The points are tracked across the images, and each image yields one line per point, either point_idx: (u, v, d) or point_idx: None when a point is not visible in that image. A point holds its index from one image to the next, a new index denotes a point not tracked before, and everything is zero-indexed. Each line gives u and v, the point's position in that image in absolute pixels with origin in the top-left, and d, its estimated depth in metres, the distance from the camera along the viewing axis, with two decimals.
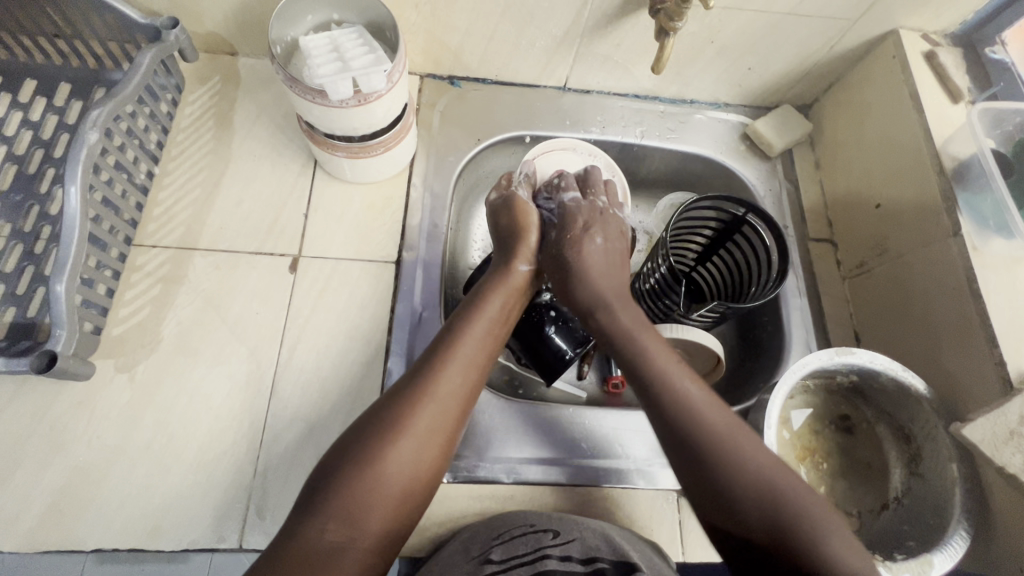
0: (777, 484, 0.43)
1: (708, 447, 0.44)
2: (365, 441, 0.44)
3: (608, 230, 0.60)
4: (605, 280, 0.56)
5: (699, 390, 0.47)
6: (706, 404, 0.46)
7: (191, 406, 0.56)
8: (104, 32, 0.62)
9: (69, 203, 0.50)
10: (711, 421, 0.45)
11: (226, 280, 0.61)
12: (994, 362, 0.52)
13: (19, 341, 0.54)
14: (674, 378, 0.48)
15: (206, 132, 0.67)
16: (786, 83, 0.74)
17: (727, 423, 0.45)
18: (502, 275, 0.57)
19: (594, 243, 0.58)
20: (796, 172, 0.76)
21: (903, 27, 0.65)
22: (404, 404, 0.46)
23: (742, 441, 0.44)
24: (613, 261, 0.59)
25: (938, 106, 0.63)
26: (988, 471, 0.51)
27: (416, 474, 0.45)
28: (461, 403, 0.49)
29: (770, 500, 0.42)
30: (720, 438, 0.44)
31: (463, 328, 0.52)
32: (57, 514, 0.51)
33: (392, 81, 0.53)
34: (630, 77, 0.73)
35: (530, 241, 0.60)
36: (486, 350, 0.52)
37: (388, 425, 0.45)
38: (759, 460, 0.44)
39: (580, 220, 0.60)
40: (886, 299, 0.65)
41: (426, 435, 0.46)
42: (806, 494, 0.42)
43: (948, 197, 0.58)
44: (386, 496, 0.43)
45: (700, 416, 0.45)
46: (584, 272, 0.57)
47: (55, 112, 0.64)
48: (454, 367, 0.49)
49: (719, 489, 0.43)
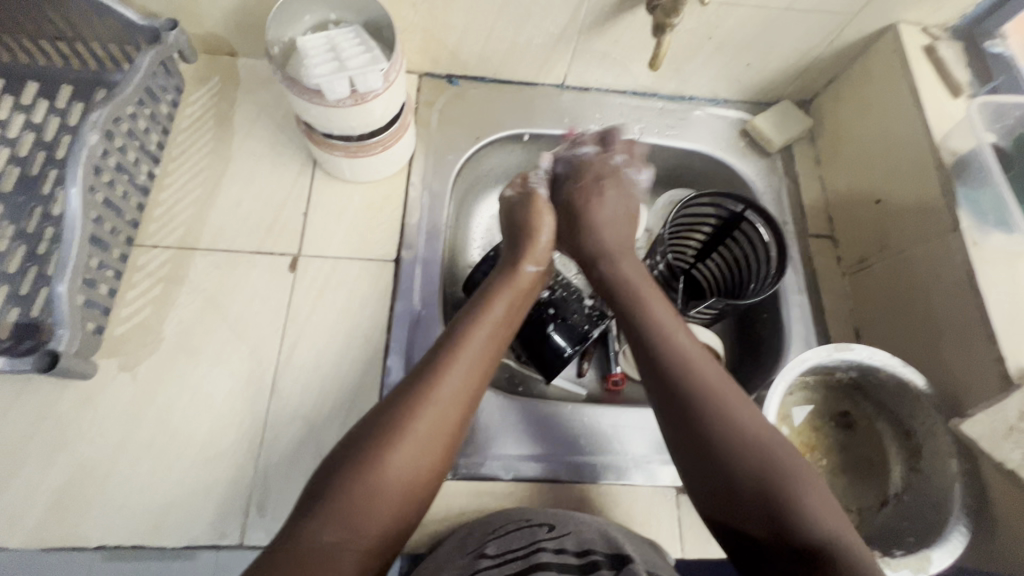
0: (765, 442, 0.44)
1: (697, 399, 0.46)
2: (365, 444, 0.44)
3: (620, 185, 0.65)
4: (611, 234, 0.61)
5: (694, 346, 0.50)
6: (698, 359, 0.48)
7: (193, 404, 0.56)
8: (105, 34, 0.63)
9: (70, 204, 0.50)
10: (701, 375, 0.47)
11: (227, 280, 0.61)
12: (993, 358, 0.52)
13: (22, 341, 0.55)
14: (668, 334, 0.50)
15: (206, 133, 0.68)
16: (786, 78, 0.74)
17: (717, 381, 0.47)
18: (507, 277, 0.58)
19: (605, 196, 0.63)
20: (796, 168, 0.76)
21: (903, 22, 0.65)
22: (405, 406, 0.46)
23: (731, 398, 0.46)
24: (622, 216, 0.63)
25: (938, 101, 0.62)
26: (987, 467, 0.51)
27: (416, 475, 0.45)
28: (462, 405, 0.49)
29: (756, 459, 0.43)
30: (710, 390, 0.46)
31: (465, 331, 0.52)
32: (62, 511, 0.52)
33: (389, 80, 0.53)
34: (628, 73, 0.73)
35: (540, 241, 0.61)
36: (489, 353, 0.52)
37: (389, 426, 0.45)
38: (748, 416, 0.45)
39: (591, 173, 0.65)
40: (886, 295, 0.64)
41: (424, 437, 0.46)
42: (792, 456, 0.43)
43: (947, 191, 0.58)
44: (386, 496, 0.43)
45: (691, 369, 0.48)
46: (596, 220, 0.62)
47: (56, 113, 0.65)
48: (456, 369, 0.49)
49: (705, 444, 0.44)
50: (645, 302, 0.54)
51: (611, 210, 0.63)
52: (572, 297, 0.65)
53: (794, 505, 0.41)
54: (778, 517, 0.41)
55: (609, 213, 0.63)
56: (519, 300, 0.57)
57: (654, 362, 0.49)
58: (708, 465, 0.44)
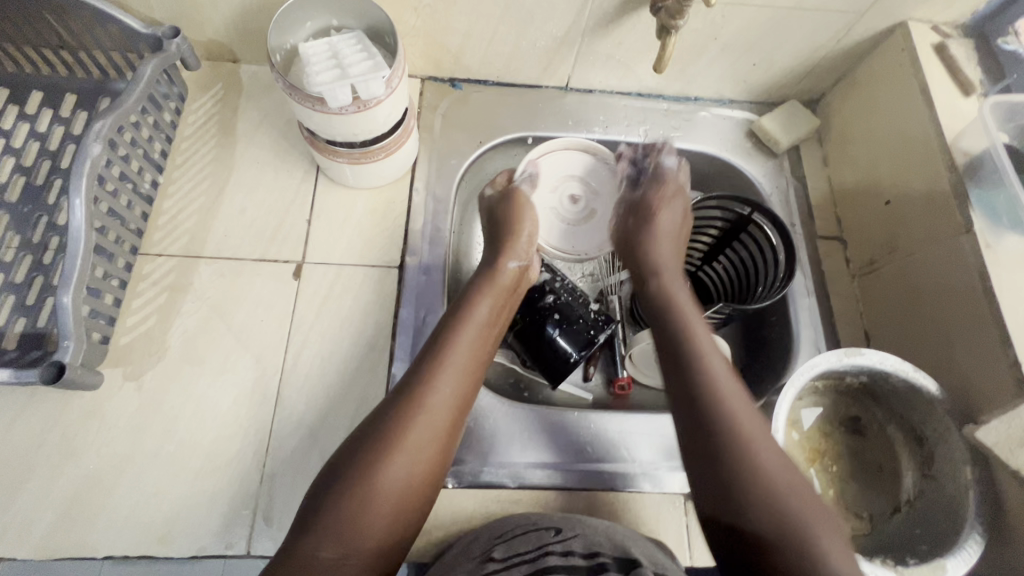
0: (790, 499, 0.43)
1: (729, 444, 0.45)
2: (359, 456, 0.45)
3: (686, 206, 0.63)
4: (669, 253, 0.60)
5: (734, 389, 0.48)
6: (733, 403, 0.47)
7: (198, 413, 0.56)
8: (108, 43, 0.63)
9: (74, 215, 0.50)
10: (734, 423, 0.46)
11: (231, 287, 0.61)
12: (1008, 363, 0.51)
13: (29, 351, 0.55)
14: (710, 372, 0.49)
15: (210, 140, 0.68)
16: (793, 78, 0.73)
17: (752, 433, 0.46)
18: (492, 280, 0.58)
19: (665, 215, 0.62)
20: (804, 168, 0.75)
21: (912, 19, 0.64)
22: (396, 416, 0.47)
23: (762, 451, 0.45)
24: (677, 239, 0.62)
25: (949, 100, 0.61)
26: (1002, 475, 0.50)
27: (410, 485, 0.45)
28: (455, 410, 0.49)
29: (776, 511, 0.42)
30: (743, 438, 0.45)
31: (452, 336, 0.52)
32: (69, 521, 0.52)
33: (391, 87, 0.53)
34: (633, 75, 0.72)
35: (519, 239, 0.61)
36: (478, 356, 0.53)
37: (381, 437, 0.45)
38: (776, 469, 0.44)
39: (669, 186, 0.64)
40: (896, 297, 0.63)
41: (418, 448, 0.46)
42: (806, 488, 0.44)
43: (959, 193, 0.57)
44: (379, 508, 0.43)
45: (728, 413, 0.46)
46: (660, 233, 0.61)
47: (61, 122, 0.65)
48: (446, 376, 0.50)
49: (731, 488, 0.44)
50: (692, 337, 0.51)
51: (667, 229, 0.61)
52: (578, 302, 0.64)
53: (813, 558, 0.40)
54: (792, 568, 0.40)
55: (665, 231, 0.61)
56: (505, 305, 0.57)
57: (691, 400, 0.48)
58: (729, 509, 0.44)
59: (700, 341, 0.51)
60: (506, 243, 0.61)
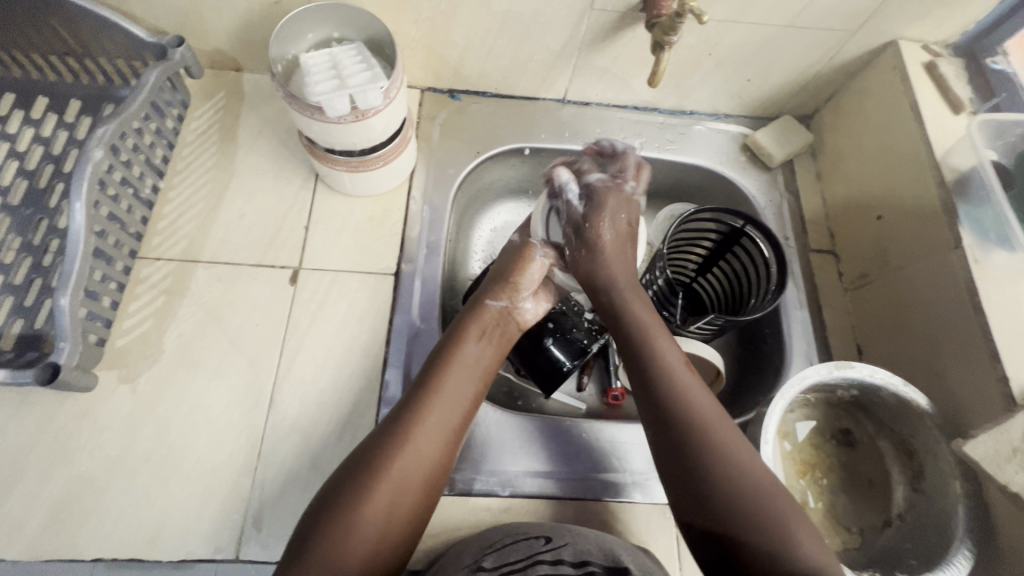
0: (767, 495, 0.44)
1: (705, 455, 0.45)
2: (344, 491, 0.45)
3: (629, 217, 0.60)
4: (621, 263, 0.58)
5: (705, 399, 0.49)
6: (701, 404, 0.48)
7: (192, 416, 0.57)
8: (113, 50, 0.64)
9: (73, 218, 0.51)
10: (698, 417, 0.47)
11: (228, 292, 0.62)
12: (996, 378, 0.52)
13: (25, 352, 0.56)
14: (680, 384, 0.49)
15: (211, 146, 0.69)
16: (787, 93, 0.74)
17: (714, 423, 0.47)
18: (475, 312, 0.58)
19: (609, 219, 0.59)
20: (797, 183, 0.76)
21: (902, 38, 0.65)
22: (384, 450, 0.47)
23: (736, 451, 0.46)
24: (624, 235, 0.59)
25: (939, 118, 0.62)
26: (991, 490, 0.50)
27: (396, 517, 0.46)
28: (446, 440, 0.50)
29: (758, 507, 0.43)
30: (719, 443, 0.46)
31: (439, 373, 0.53)
32: (60, 523, 0.52)
33: (389, 97, 0.53)
34: (628, 89, 0.73)
35: (521, 288, 0.60)
36: (468, 394, 0.53)
37: (366, 475, 0.46)
38: (750, 471, 0.45)
39: (604, 202, 0.59)
40: (887, 311, 0.64)
41: (405, 476, 0.47)
42: (757, 472, 0.45)
43: (948, 209, 0.58)
44: (364, 539, 0.44)
45: (698, 419, 0.47)
46: (604, 252, 0.58)
47: (65, 128, 0.66)
48: (435, 414, 0.50)
49: (706, 489, 0.45)
50: (651, 337, 0.52)
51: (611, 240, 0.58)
52: (573, 312, 0.65)
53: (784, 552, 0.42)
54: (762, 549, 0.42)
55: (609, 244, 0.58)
56: (500, 333, 0.59)
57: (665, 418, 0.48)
58: (698, 491, 0.45)
59: (664, 351, 0.51)
60: (505, 284, 0.60)
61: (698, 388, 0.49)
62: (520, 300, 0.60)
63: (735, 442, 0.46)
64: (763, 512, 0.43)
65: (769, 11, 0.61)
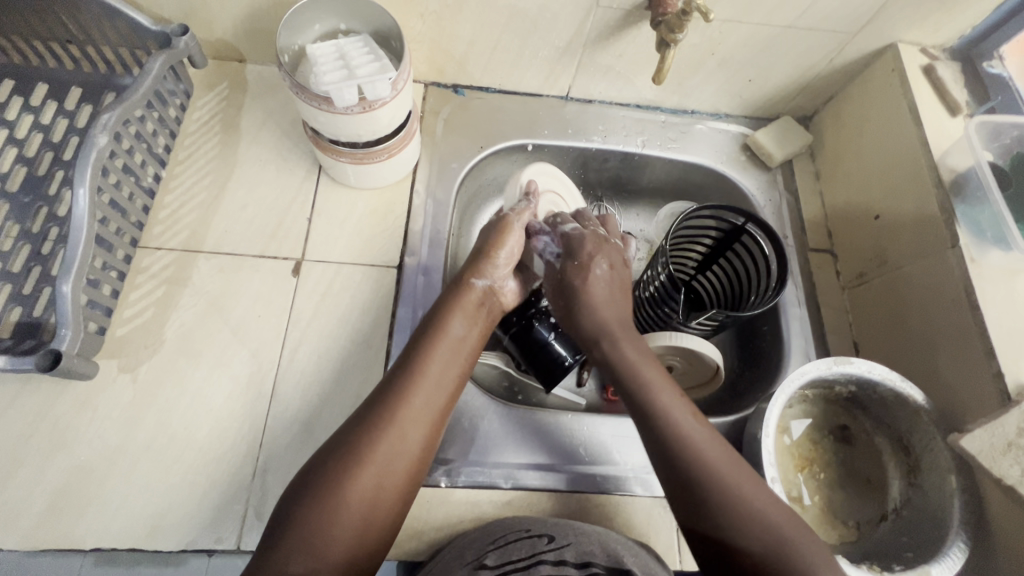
0: (786, 534, 0.41)
1: (730, 520, 0.42)
2: (325, 472, 0.44)
3: (611, 260, 0.57)
4: (608, 307, 0.54)
5: (712, 441, 0.46)
6: (709, 449, 0.45)
7: (193, 406, 0.56)
8: (116, 38, 0.63)
9: (77, 204, 0.51)
10: (713, 471, 0.44)
11: (230, 282, 0.62)
12: (992, 373, 0.53)
13: (24, 340, 0.55)
14: (683, 429, 0.46)
15: (214, 137, 0.68)
16: (788, 94, 0.75)
17: (724, 465, 0.44)
18: (456, 291, 0.57)
19: (598, 270, 0.56)
20: (796, 183, 0.77)
21: (901, 42, 0.66)
22: (369, 429, 0.47)
23: (752, 498, 0.43)
24: (615, 288, 0.56)
25: (937, 119, 0.63)
26: (986, 484, 0.51)
27: (381, 498, 0.46)
28: (430, 425, 0.49)
29: (779, 551, 0.41)
30: (735, 495, 0.43)
31: (424, 352, 0.52)
32: (58, 512, 0.51)
33: (397, 89, 0.54)
34: (631, 87, 0.74)
35: (497, 261, 0.58)
36: (449, 376, 0.52)
37: (350, 457, 0.45)
38: (767, 510, 0.42)
39: (585, 247, 0.57)
40: (885, 308, 0.65)
41: (389, 460, 0.46)
42: (777, 513, 0.42)
43: (945, 209, 0.59)
44: (345, 521, 0.43)
45: (706, 462, 0.44)
46: (594, 300, 0.54)
47: (65, 115, 0.65)
48: (417, 395, 0.49)
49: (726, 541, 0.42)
50: (644, 379, 0.49)
51: (600, 287, 0.55)
52: None
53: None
54: None
55: (598, 290, 0.55)
56: (478, 313, 0.57)
57: (683, 484, 0.44)
58: (715, 538, 0.42)
59: (660, 395, 0.48)
60: (483, 259, 0.58)
61: (710, 437, 0.46)
62: (502, 278, 0.59)
63: (748, 482, 0.44)
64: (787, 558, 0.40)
65: (772, 12, 0.61)
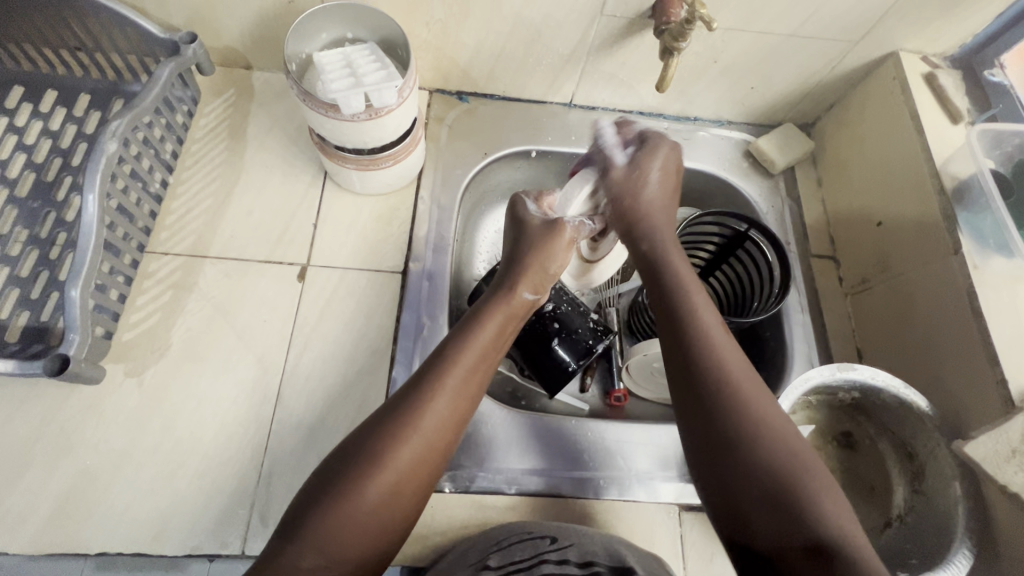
0: (802, 460, 0.41)
1: (739, 428, 0.42)
2: (343, 480, 0.42)
3: (675, 164, 0.59)
4: (660, 217, 0.56)
5: (737, 361, 0.45)
6: (734, 366, 0.45)
7: (199, 410, 0.57)
8: (125, 46, 0.64)
9: (86, 210, 0.51)
10: (734, 385, 0.44)
11: (236, 288, 0.62)
12: (996, 381, 0.53)
13: (31, 344, 0.55)
14: (714, 346, 0.46)
15: (220, 143, 0.69)
16: (790, 101, 0.75)
17: (748, 386, 0.44)
18: (502, 295, 0.54)
19: (657, 167, 0.57)
20: (798, 189, 0.77)
21: (902, 50, 0.67)
22: (390, 433, 0.44)
23: (771, 420, 0.42)
24: (670, 189, 0.58)
25: (938, 128, 0.64)
26: (991, 490, 0.51)
27: (396, 503, 0.43)
28: (449, 429, 0.47)
29: (788, 470, 0.40)
30: (757, 416, 0.42)
31: (453, 354, 0.49)
32: (67, 515, 0.51)
33: (403, 96, 0.54)
34: (634, 94, 0.74)
35: (550, 270, 0.57)
36: (474, 377, 0.49)
37: (369, 458, 0.43)
38: (784, 436, 0.41)
39: (649, 144, 0.58)
40: (887, 316, 0.65)
41: (406, 464, 0.44)
42: (797, 442, 0.41)
43: (948, 216, 0.59)
44: (359, 521, 0.41)
45: (731, 379, 0.44)
46: (649, 202, 0.56)
47: (74, 122, 0.66)
48: (444, 396, 0.47)
49: (737, 449, 0.41)
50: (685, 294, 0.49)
51: (655, 190, 0.57)
52: (578, 311, 0.65)
53: (815, 519, 0.38)
54: (793, 513, 0.38)
55: (652, 192, 0.57)
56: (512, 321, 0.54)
57: (701, 398, 0.44)
58: (730, 447, 0.41)
59: (697, 307, 0.48)
60: (533, 268, 0.56)
61: (734, 352, 0.46)
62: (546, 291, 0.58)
63: (770, 406, 0.43)
64: (794, 479, 0.39)
65: (775, 20, 0.62)
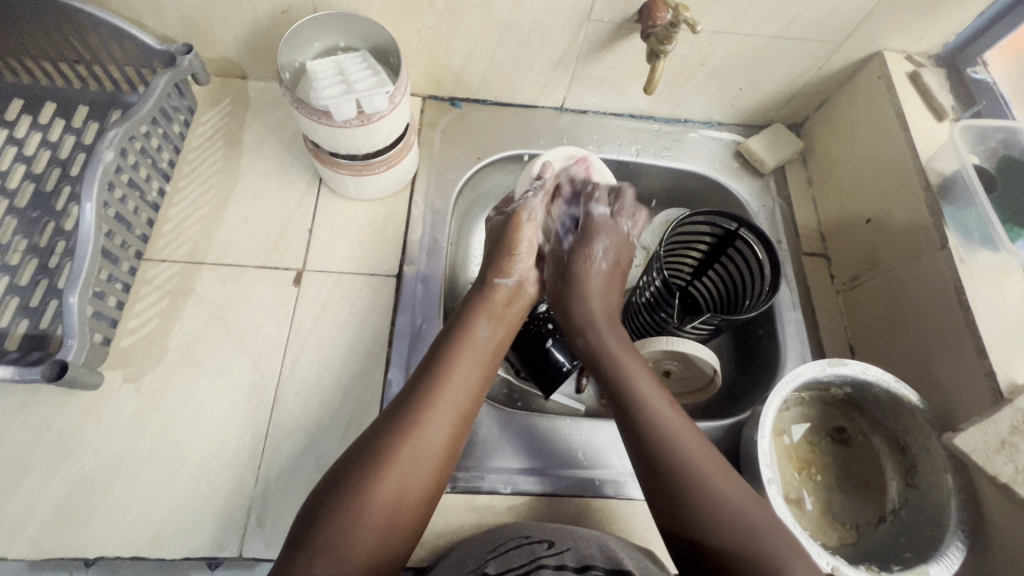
0: (755, 523, 0.43)
1: (692, 501, 0.44)
2: (350, 481, 0.44)
3: (618, 252, 0.62)
4: (602, 299, 0.59)
5: (687, 433, 0.48)
6: (683, 439, 0.47)
7: (196, 414, 0.57)
8: (122, 58, 0.65)
9: (84, 218, 0.52)
10: (684, 458, 0.46)
11: (233, 294, 0.63)
12: (984, 373, 0.53)
13: (30, 351, 0.56)
14: (660, 420, 0.48)
15: (217, 151, 0.70)
16: (778, 102, 0.76)
17: (698, 456, 0.46)
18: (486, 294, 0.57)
19: (598, 250, 0.60)
20: (789, 188, 0.78)
21: (887, 49, 0.68)
22: (393, 432, 0.46)
23: (723, 489, 0.45)
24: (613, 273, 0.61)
25: (923, 125, 0.65)
26: (981, 482, 0.51)
27: (404, 501, 0.45)
28: (454, 428, 0.48)
29: (741, 536, 0.43)
30: (706, 486, 0.45)
31: (449, 356, 0.51)
32: (65, 520, 0.52)
33: (394, 102, 0.55)
34: (624, 97, 0.76)
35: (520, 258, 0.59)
36: (478, 380, 0.52)
37: (373, 457, 0.45)
38: (736, 501, 0.44)
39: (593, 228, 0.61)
40: (879, 312, 0.66)
41: (410, 463, 0.45)
42: (749, 508, 0.44)
43: (934, 211, 0.60)
44: (370, 521, 0.43)
45: (681, 449, 0.47)
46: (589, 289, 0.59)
47: (72, 133, 0.67)
48: (445, 398, 0.49)
49: (688, 522, 0.44)
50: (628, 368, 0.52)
51: (598, 282, 0.59)
52: None
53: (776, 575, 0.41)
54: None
55: (595, 283, 0.59)
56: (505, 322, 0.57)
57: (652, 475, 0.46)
58: (683, 519, 0.44)
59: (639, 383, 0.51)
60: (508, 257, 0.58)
61: (682, 425, 0.48)
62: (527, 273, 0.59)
63: (719, 475, 0.45)
64: (751, 542, 0.42)
65: (759, 23, 0.63)
